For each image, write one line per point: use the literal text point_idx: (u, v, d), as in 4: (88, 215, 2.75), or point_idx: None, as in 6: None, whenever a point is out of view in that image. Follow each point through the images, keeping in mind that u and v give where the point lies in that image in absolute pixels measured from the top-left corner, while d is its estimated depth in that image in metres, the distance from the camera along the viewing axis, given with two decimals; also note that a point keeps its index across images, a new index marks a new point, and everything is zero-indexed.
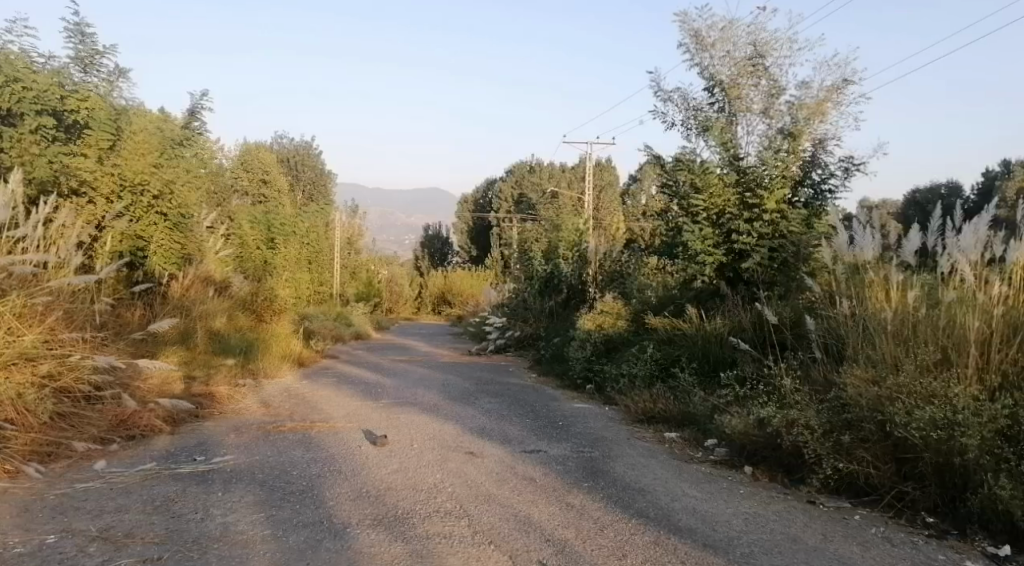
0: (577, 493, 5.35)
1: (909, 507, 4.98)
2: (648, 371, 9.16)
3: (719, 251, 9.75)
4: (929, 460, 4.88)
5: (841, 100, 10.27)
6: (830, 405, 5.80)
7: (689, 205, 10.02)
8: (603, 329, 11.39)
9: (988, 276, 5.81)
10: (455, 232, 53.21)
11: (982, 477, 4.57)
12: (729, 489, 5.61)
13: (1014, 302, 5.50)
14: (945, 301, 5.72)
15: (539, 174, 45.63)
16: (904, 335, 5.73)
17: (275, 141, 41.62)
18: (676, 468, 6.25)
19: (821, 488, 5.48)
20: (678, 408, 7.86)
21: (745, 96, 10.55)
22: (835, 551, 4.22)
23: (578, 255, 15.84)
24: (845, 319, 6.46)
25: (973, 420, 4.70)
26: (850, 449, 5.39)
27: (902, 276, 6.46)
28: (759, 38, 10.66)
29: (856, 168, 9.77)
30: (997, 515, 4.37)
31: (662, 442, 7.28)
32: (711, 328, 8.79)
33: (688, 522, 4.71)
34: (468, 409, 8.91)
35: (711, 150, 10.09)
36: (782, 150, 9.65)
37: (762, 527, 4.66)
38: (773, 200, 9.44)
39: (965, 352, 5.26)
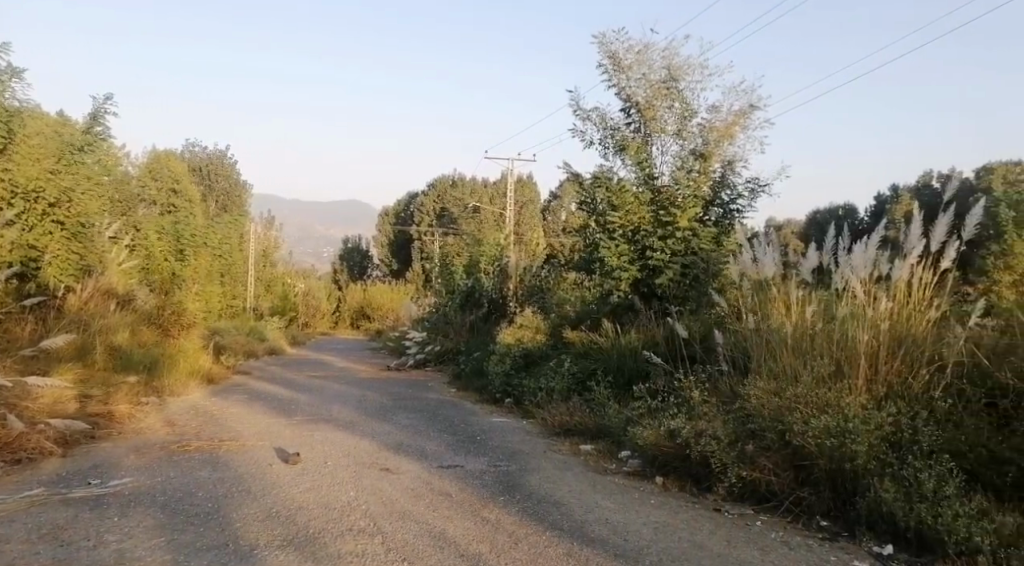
0: (493, 507, 5.36)
1: (805, 511, 5.23)
2: (566, 385, 9.31)
3: (634, 268, 10.01)
4: (823, 466, 5.16)
5: (748, 124, 10.87)
6: (735, 416, 6.06)
7: (605, 221, 10.26)
8: (523, 343, 11.51)
9: (875, 291, 6.22)
10: (376, 245, 52.65)
11: (869, 481, 4.88)
12: (640, 499, 5.76)
13: (899, 317, 5.87)
14: (838, 316, 6.10)
15: (461, 188, 45.73)
16: (803, 349, 6.08)
17: (187, 149, 40.07)
18: (590, 480, 6.37)
19: (727, 495, 5.71)
20: (594, 420, 8.00)
21: (659, 117, 10.98)
22: (737, 556, 4.41)
23: (498, 269, 15.98)
24: (750, 333, 6.78)
25: (862, 429, 5.04)
26: (753, 457, 5.64)
27: (801, 292, 6.83)
28: (672, 62, 11.13)
29: (762, 189, 10.30)
30: (883, 517, 4.66)
31: (578, 454, 7.39)
32: (627, 342, 9.00)
33: (600, 533, 4.81)
34: (385, 424, 8.80)
35: (627, 170, 10.55)
36: (694, 170, 10.29)
37: (670, 535, 4.81)
38: (684, 218, 9.83)
39: (856, 364, 5.65)
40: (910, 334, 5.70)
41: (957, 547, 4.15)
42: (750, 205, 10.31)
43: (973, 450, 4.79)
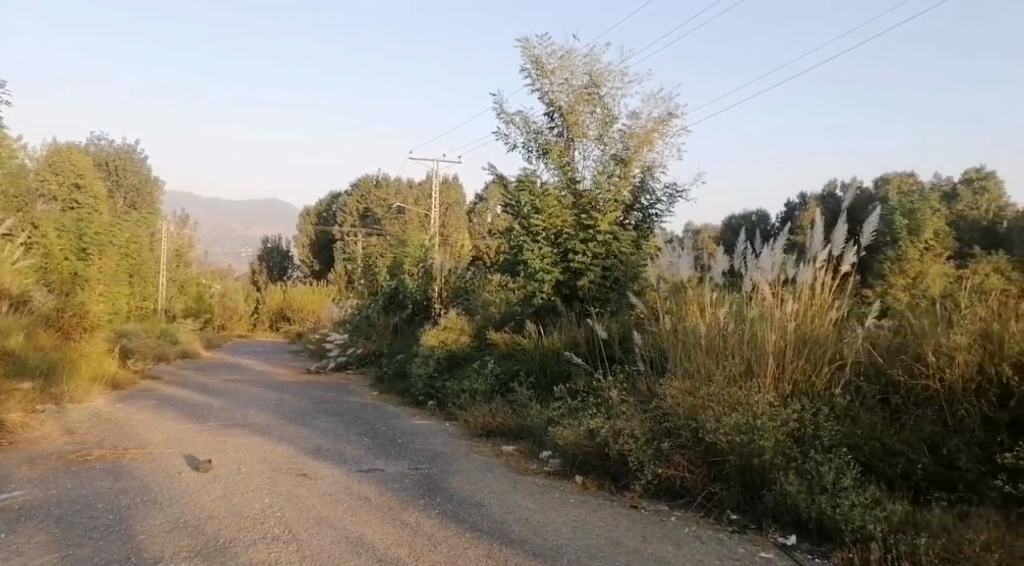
0: (413, 510, 5.31)
1: (716, 506, 5.40)
2: (489, 387, 9.34)
3: (556, 270, 10.13)
4: (734, 462, 5.36)
5: (666, 131, 11.19)
6: (652, 414, 6.23)
7: (528, 224, 10.35)
8: (446, 345, 11.40)
9: (782, 292, 6.53)
10: (297, 245, 51.32)
11: (775, 475, 5.09)
12: (560, 498, 5.83)
13: (804, 318, 6.18)
14: (748, 317, 6.36)
15: (385, 189, 45.20)
16: (715, 348, 6.31)
17: (91, 143, 37.87)
18: (511, 481, 6.39)
19: (643, 492, 5.84)
20: (516, 421, 8.06)
21: (581, 122, 11.17)
22: (652, 551, 4.52)
23: (423, 271, 15.87)
24: (666, 334, 6.98)
25: (769, 425, 5.29)
26: (668, 454, 5.80)
27: (715, 294, 7.09)
28: (594, 68, 11.35)
29: (679, 195, 10.63)
30: (787, 510, 4.87)
31: (500, 455, 7.42)
32: (549, 344, 9.10)
33: (520, 533, 4.84)
34: (303, 428, 8.59)
35: (550, 173, 10.69)
36: (615, 175, 10.51)
37: (588, 533, 4.89)
38: (605, 222, 10.04)
39: (764, 363, 5.91)
40: (814, 335, 6.01)
41: (854, 534, 4.38)
42: (668, 210, 10.62)
43: (868, 443, 5.08)
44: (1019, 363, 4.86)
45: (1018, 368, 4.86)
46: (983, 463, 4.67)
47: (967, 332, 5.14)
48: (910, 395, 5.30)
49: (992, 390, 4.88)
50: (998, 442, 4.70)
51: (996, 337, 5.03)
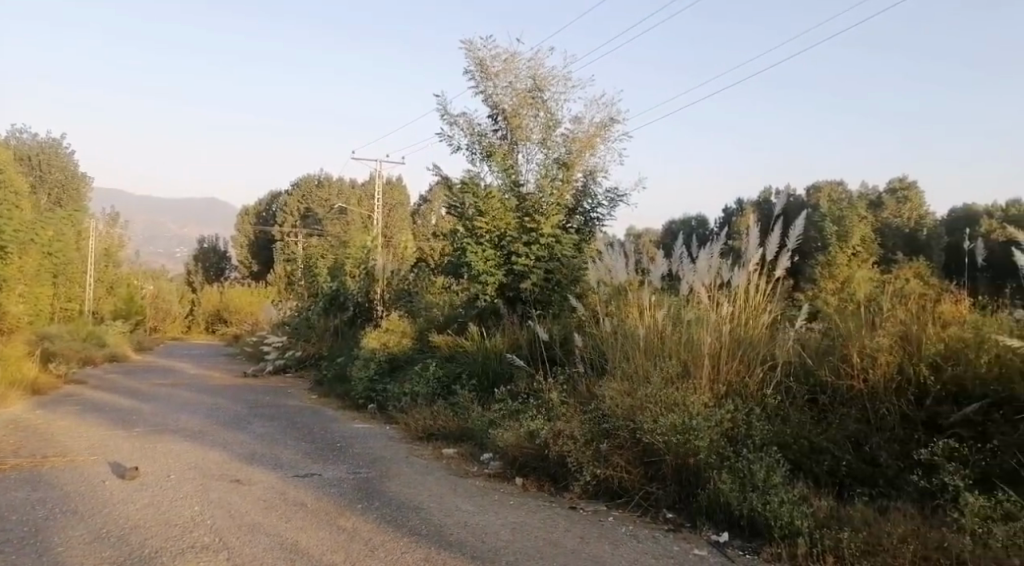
0: (350, 515, 5.23)
1: (653, 505, 5.47)
2: (431, 389, 9.28)
3: (499, 272, 10.15)
4: (670, 461, 5.46)
5: (608, 136, 11.35)
6: (591, 416, 6.29)
7: (472, 226, 10.34)
8: (388, 347, 11.35)
9: (718, 295, 6.71)
10: (235, 245, 50.02)
11: (708, 474, 5.21)
12: (500, 501, 5.82)
13: (738, 320, 6.36)
14: (685, 319, 6.51)
15: (327, 189, 44.55)
16: (653, 350, 6.43)
17: (14, 136, 36.08)
18: (451, 484, 6.35)
19: (582, 493, 5.87)
20: (457, 424, 8.02)
21: (525, 125, 11.23)
22: (589, 551, 4.56)
23: (364, 273, 15.69)
24: (606, 336, 7.07)
25: (704, 425, 5.42)
26: (607, 455, 5.86)
27: (653, 297, 7.22)
28: (538, 72, 11.43)
29: (620, 199, 10.79)
30: (720, 508, 4.98)
31: (440, 458, 7.36)
32: (492, 346, 9.12)
33: (458, 536, 4.81)
34: (238, 434, 8.35)
35: (493, 176, 10.71)
36: (557, 179, 10.60)
37: (527, 535, 4.90)
38: (548, 225, 10.12)
39: (700, 365, 6.05)
40: (748, 337, 6.20)
41: (782, 530, 4.50)
42: (609, 214, 10.76)
43: (796, 442, 5.27)
44: (934, 363, 5.13)
45: (935, 369, 5.13)
46: (902, 459, 4.89)
47: (889, 334, 5.39)
48: (837, 394, 5.51)
49: (911, 389, 5.13)
50: (915, 438, 4.93)
51: (915, 339, 5.30)
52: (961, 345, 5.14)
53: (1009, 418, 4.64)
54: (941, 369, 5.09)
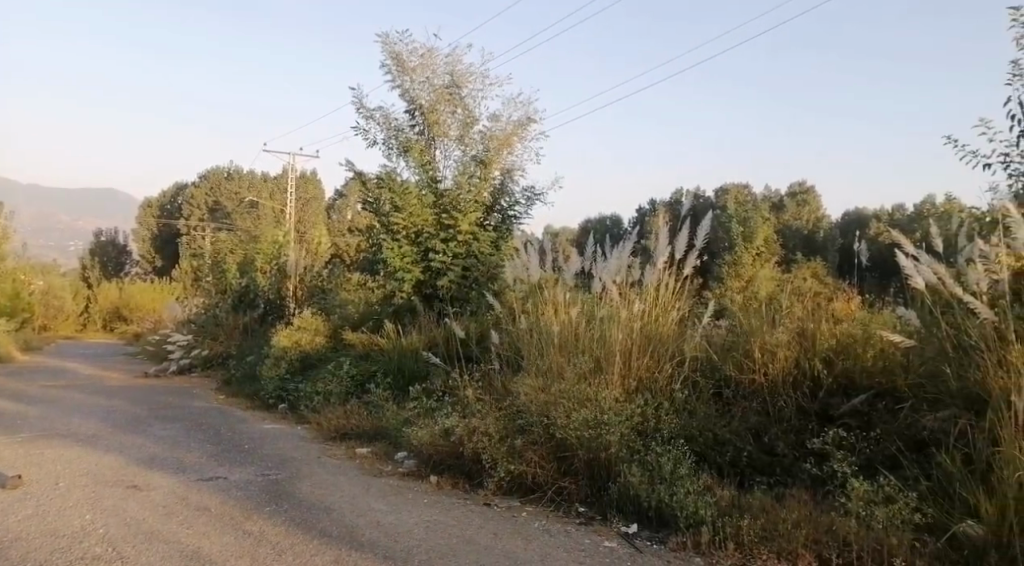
0: (257, 519, 5.06)
1: (565, 499, 5.55)
2: (344, 388, 9.10)
3: (416, 269, 10.05)
4: (582, 456, 5.56)
5: (526, 135, 11.40)
6: (506, 412, 6.32)
7: (388, 222, 10.19)
8: (300, 345, 10.97)
9: (630, 293, 6.90)
10: (135, 239, 47.44)
11: (619, 467, 5.34)
12: (414, 499, 5.76)
13: (649, 317, 6.56)
14: (598, 316, 6.65)
15: (237, 182, 42.99)
16: (567, 346, 6.52)
17: None
18: (364, 484, 6.24)
19: (496, 489, 5.88)
20: (371, 423, 7.88)
21: (442, 122, 11.17)
22: (502, 547, 4.58)
23: (277, 269, 15.25)
24: (522, 334, 7.12)
25: (615, 420, 5.56)
26: (521, 451, 5.89)
27: (569, 294, 7.33)
28: (456, 69, 11.41)
29: (537, 198, 10.90)
30: (629, 500, 5.11)
31: (353, 458, 7.22)
32: (408, 344, 9.04)
33: (370, 536, 4.74)
34: (136, 437, 7.92)
35: (410, 172, 10.58)
36: (475, 176, 10.59)
37: (440, 533, 4.88)
38: (465, 222, 10.10)
39: (612, 361, 6.20)
40: (658, 333, 6.39)
41: (687, 520, 4.66)
42: (526, 212, 10.84)
43: (701, 434, 5.49)
44: (827, 358, 5.47)
45: (827, 363, 5.47)
46: (797, 449, 5.16)
47: (788, 330, 5.69)
48: (739, 389, 5.78)
49: (806, 382, 5.44)
50: (809, 428, 5.23)
51: (810, 334, 5.61)
52: (851, 340, 5.49)
53: (891, 408, 5.00)
54: (833, 363, 5.43)
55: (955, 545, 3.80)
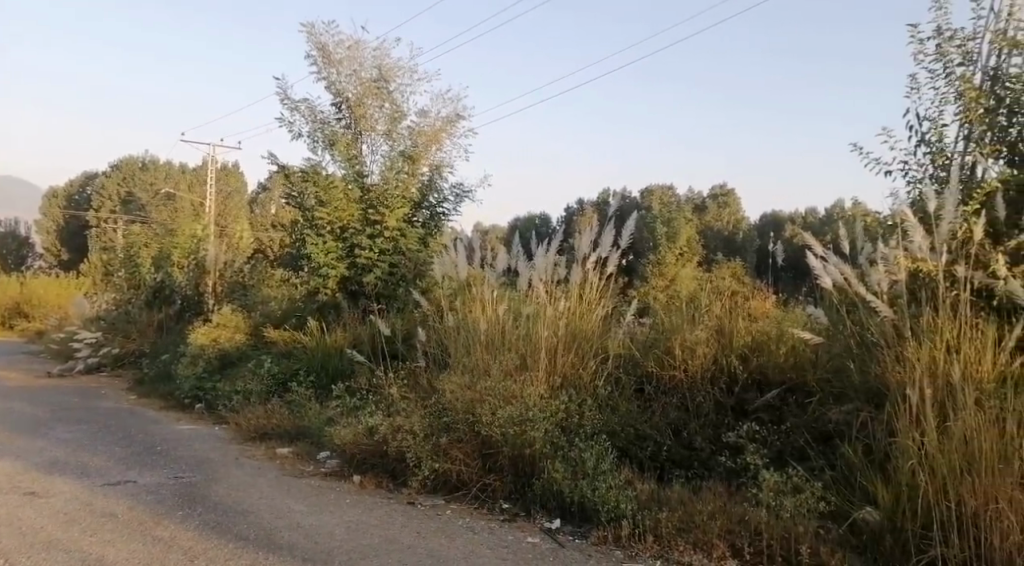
0: (168, 524, 4.85)
1: (490, 496, 5.56)
2: (264, 387, 8.87)
3: (341, 265, 9.87)
4: (507, 453, 5.56)
5: (455, 132, 11.35)
6: (430, 411, 6.28)
7: (312, 216, 9.97)
8: (218, 344, 10.67)
9: (556, 290, 6.98)
10: (40, 231, 44.78)
11: (542, 464, 5.38)
12: (336, 500, 5.66)
13: (573, 315, 6.65)
14: (524, 314, 6.69)
15: (153, 172, 41.21)
16: (494, 344, 6.54)
17: None
18: (285, 485, 6.09)
19: (421, 488, 5.84)
20: (292, 423, 7.68)
21: (369, 115, 10.99)
22: (426, 546, 4.54)
23: (194, 264, 14.71)
24: (449, 331, 7.10)
25: (540, 417, 5.59)
26: (446, 449, 5.85)
27: (496, 291, 7.35)
28: (383, 63, 11.27)
29: (466, 196, 10.87)
30: (552, 495, 5.16)
31: (273, 459, 7.01)
32: (332, 343, 8.87)
33: (290, 539, 4.61)
34: (36, 440, 7.46)
35: (336, 166, 10.38)
36: (402, 172, 10.49)
37: (363, 533, 4.80)
38: (393, 218, 9.96)
39: (537, 358, 6.26)
40: (583, 330, 6.49)
41: (608, 514, 4.73)
42: (455, 209, 10.79)
43: (623, 430, 5.61)
44: (743, 354, 5.68)
45: (743, 359, 5.67)
46: (713, 442, 5.34)
47: (706, 328, 5.89)
48: (659, 385, 5.93)
49: (723, 378, 5.64)
50: (725, 422, 5.41)
51: (727, 332, 5.83)
52: (765, 338, 5.73)
53: (801, 402, 5.23)
54: (749, 360, 5.65)
55: (855, 531, 4.02)
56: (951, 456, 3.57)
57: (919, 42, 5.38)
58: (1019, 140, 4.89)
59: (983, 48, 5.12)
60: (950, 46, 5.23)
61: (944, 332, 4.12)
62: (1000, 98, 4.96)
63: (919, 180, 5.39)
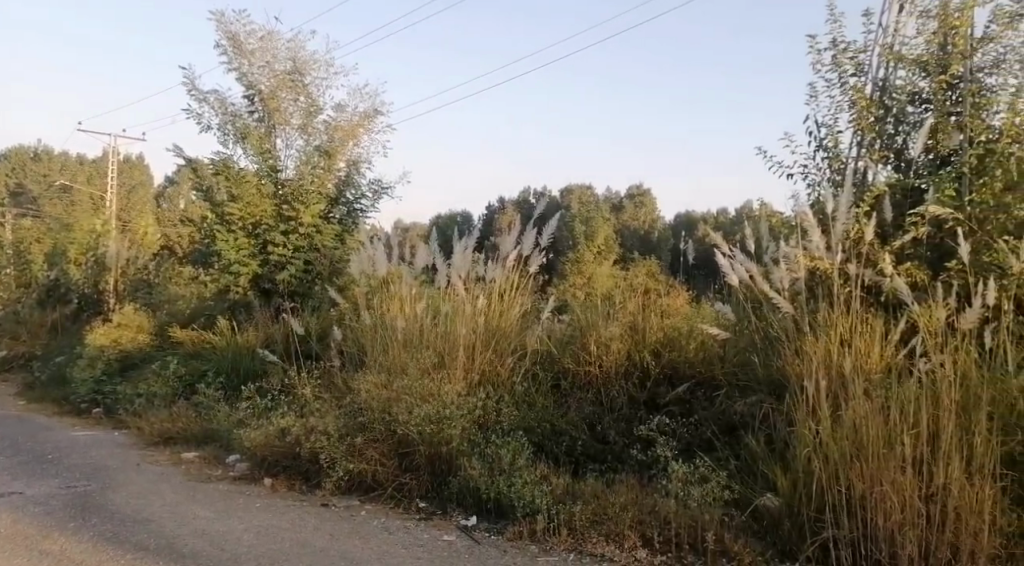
0: (58, 537, 4.56)
1: (405, 496, 5.49)
2: (170, 390, 8.48)
3: (254, 262, 9.55)
4: (423, 451, 5.49)
5: (373, 127, 11.16)
6: (346, 410, 6.16)
7: (223, 212, 9.61)
8: (120, 345, 10.18)
9: (475, 288, 6.98)
10: None
11: (459, 462, 5.35)
12: (246, 504, 5.47)
13: (491, 312, 6.67)
14: (442, 311, 6.65)
15: (48, 163, 38.72)
16: (411, 342, 6.47)
17: None
18: (190, 490, 5.83)
19: (335, 489, 5.71)
20: (199, 425, 7.37)
21: (283, 109, 10.66)
22: (338, 548, 4.45)
23: (94, 261, 13.90)
24: (365, 331, 6.98)
25: (457, 414, 5.56)
26: (361, 449, 5.73)
27: (415, 288, 7.29)
28: (298, 55, 10.97)
29: (384, 192, 10.72)
30: (469, 493, 5.15)
31: (179, 464, 6.71)
32: (243, 342, 8.58)
33: (193, 547, 4.42)
34: None
35: (248, 160, 10.02)
36: (318, 167, 10.24)
37: (273, 537, 4.66)
38: (308, 214, 9.69)
39: (455, 356, 6.23)
40: (500, 328, 6.52)
41: (524, 509, 4.75)
42: (373, 206, 10.62)
43: (539, 425, 5.65)
44: (655, 350, 5.88)
45: (655, 354, 5.88)
46: (626, 436, 5.47)
47: (620, 324, 6.05)
48: (575, 380, 6.03)
49: (636, 372, 5.82)
50: (638, 416, 5.55)
51: (641, 328, 6.01)
52: (676, 334, 5.94)
53: (709, 395, 5.43)
54: (661, 355, 5.84)
55: (757, 517, 4.22)
56: (842, 443, 3.77)
57: (816, 52, 5.66)
58: (904, 146, 5.26)
59: (873, 60, 5.45)
60: (844, 57, 5.54)
61: (838, 326, 4.36)
62: (888, 107, 5.29)
63: (817, 183, 5.68)
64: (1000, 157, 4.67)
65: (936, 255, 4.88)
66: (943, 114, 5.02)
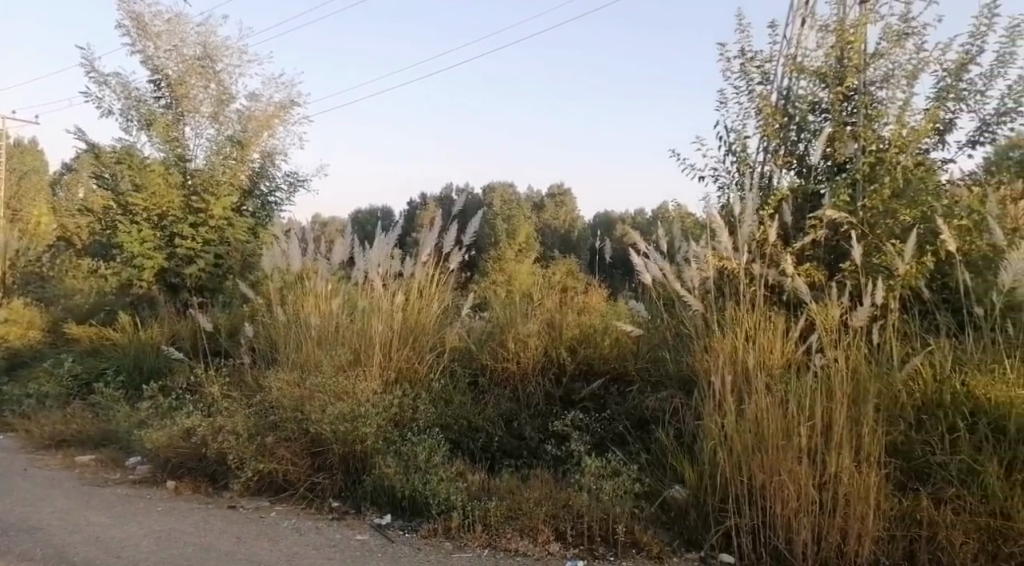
0: None
1: (318, 496, 5.35)
2: (64, 390, 7.97)
3: (160, 255, 9.10)
4: (337, 450, 5.36)
5: (288, 118, 10.82)
6: (256, 409, 5.95)
7: (126, 202, 9.10)
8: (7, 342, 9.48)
9: (392, 285, 6.88)
10: None
11: (373, 460, 5.26)
12: (147, 508, 5.20)
13: (409, 307, 6.59)
14: (359, 308, 6.52)
15: None
16: (325, 340, 6.31)
17: None
18: (85, 495, 5.50)
19: (243, 491, 5.50)
20: (96, 427, 6.96)
21: (192, 96, 10.17)
22: (245, 551, 4.31)
23: None
24: (278, 327, 6.76)
25: (372, 412, 5.46)
26: (271, 449, 5.53)
27: (330, 284, 7.13)
28: (209, 41, 10.54)
29: (300, 184, 10.43)
30: (384, 491, 5.07)
31: (72, 468, 6.33)
32: (146, 339, 8.18)
33: (86, 555, 4.17)
34: None
35: (154, 148, 9.56)
36: (230, 157, 9.84)
37: (174, 542, 4.46)
38: (219, 207, 9.27)
39: (371, 354, 6.11)
40: (418, 324, 6.44)
41: (439, 507, 4.71)
42: (288, 199, 10.33)
43: (456, 422, 5.61)
44: (571, 347, 5.97)
45: (571, 351, 5.97)
46: (542, 432, 5.52)
47: (538, 321, 6.13)
48: (493, 377, 6.05)
49: (552, 368, 5.90)
50: (553, 411, 5.62)
51: (558, 325, 6.11)
52: (592, 331, 6.07)
53: (622, 390, 5.60)
54: (576, 352, 5.95)
55: (665, 508, 4.36)
56: (745, 436, 3.93)
57: (726, 60, 5.89)
58: (805, 153, 5.54)
59: (778, 70, 5.71)
60: (752, 66, 5.78)
61: (744, 324, 4.54)
62: (791, 115, 5.54)
63: (727, 186, 5.90)
64: (889, 166, 5.02)
65: (832, 257, 5.18)
66: (840, 123, 5.30)
